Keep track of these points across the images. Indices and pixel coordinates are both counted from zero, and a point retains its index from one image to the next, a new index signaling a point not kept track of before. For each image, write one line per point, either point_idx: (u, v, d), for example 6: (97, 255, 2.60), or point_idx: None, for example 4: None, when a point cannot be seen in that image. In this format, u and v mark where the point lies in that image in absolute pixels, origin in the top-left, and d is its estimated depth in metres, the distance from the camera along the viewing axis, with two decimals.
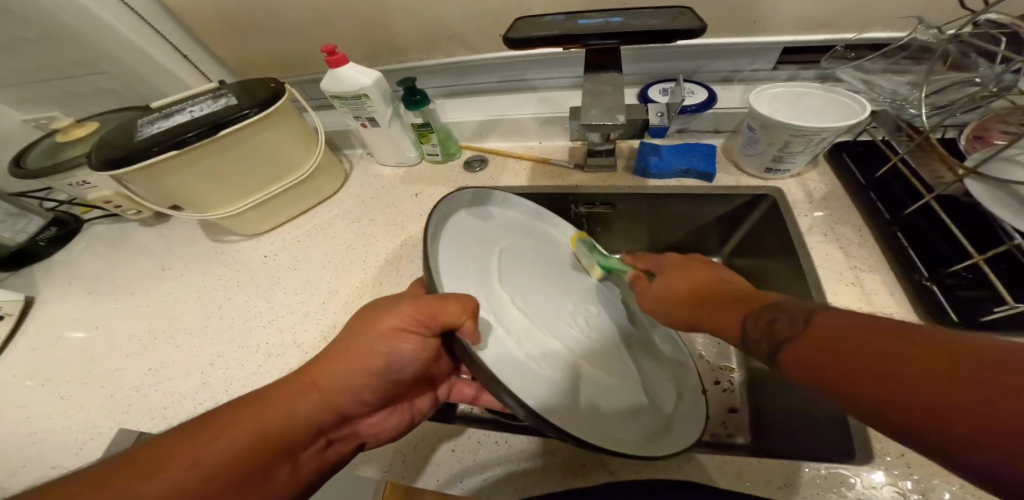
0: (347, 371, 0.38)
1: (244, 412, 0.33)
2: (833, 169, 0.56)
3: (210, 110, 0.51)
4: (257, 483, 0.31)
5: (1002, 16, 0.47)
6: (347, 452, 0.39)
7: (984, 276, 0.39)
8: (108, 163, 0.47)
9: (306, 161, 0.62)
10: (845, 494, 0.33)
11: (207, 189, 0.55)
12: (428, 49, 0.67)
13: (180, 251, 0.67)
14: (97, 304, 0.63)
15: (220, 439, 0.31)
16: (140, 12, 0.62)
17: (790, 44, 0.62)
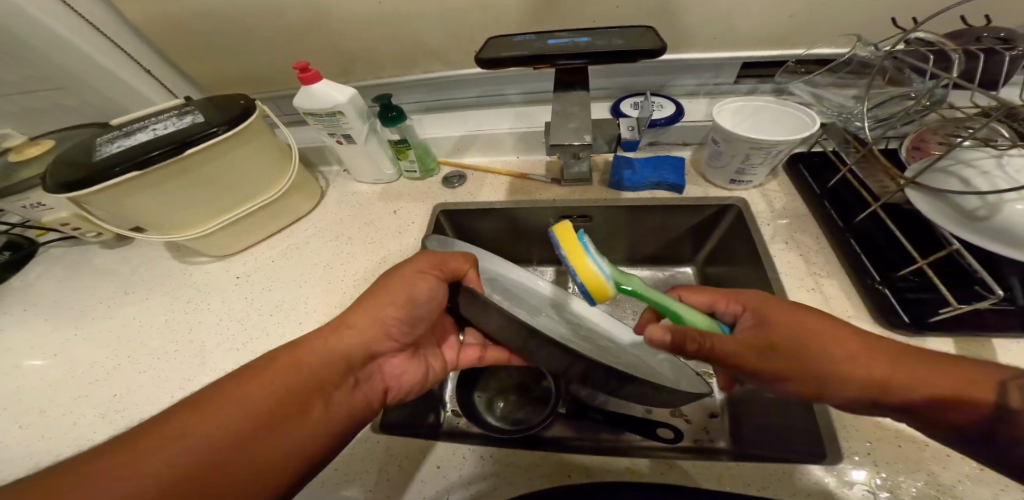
0: (368, 315, 0.42)
1: (279, 355, 0.36)
2: (791, 179, 0.60)
3: (174, 128, 0.49)
4: (296, 416, 0.34)
5: (928, 36, 0.52)
6: (378, 392, 0.41)
7: (928, 279, 0.43)
8: (66, 184, 0.45)
9: (279, 180, 0.61)
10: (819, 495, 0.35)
11: (174, 209, 0.53)
12: (404, 65, 0.68)
13: (146, 274, 0.64)
14: (57, 331, 0.59)
15: (263, 376, 0.34)
16: (102, 27, 0.60)
17: (748, 60, 0.66)
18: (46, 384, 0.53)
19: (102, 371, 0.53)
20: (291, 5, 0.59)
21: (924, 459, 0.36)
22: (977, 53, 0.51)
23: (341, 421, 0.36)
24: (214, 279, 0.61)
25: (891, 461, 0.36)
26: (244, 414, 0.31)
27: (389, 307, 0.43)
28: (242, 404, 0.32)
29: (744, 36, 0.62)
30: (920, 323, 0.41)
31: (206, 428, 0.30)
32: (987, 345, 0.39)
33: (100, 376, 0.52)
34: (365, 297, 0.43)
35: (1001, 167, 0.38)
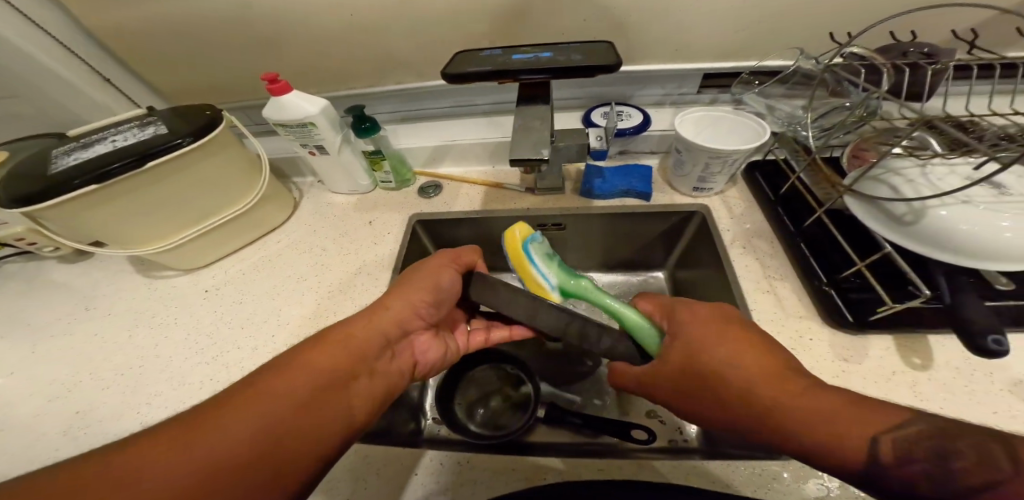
0: (402, 299, 0.42)
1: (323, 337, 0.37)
2: (749, 186, 0.64)
3: (135, 140, 0.48)
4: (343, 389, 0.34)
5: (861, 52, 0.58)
6: (407, 368, 0.42)
7: (868, 280, 0.47)
8: (19, 198, 0.43)
9: (248, 193, 0.60)
10: (776, 489, 0.38)
11: (138, 222, 0.51)
12: (377, 75, 0.68)
13: (108, 290, 0.62)
14: (9, 351, 0.56)
15: (312, 356, 0.34)
16: (56, 34, 0.58)
17: (708, 71, 0.69)
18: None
19: (60, 392, 0.50)
20: (259, 15, 0.58)
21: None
22: (904, 66, 0.57)
23: (381, 396, 0.37)
24: (181, 293, 0.60)
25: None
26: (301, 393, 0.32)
27: (417, 293, 0.43)
28: (297, 382, 0.32)
29: (703, 50, 0.66)
30: (862, 321, 0.44)
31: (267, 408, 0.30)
32: (921, 340, 0.43)
33: (58, 397, 0.50)
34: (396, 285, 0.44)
35: (923, 176, 0.43)
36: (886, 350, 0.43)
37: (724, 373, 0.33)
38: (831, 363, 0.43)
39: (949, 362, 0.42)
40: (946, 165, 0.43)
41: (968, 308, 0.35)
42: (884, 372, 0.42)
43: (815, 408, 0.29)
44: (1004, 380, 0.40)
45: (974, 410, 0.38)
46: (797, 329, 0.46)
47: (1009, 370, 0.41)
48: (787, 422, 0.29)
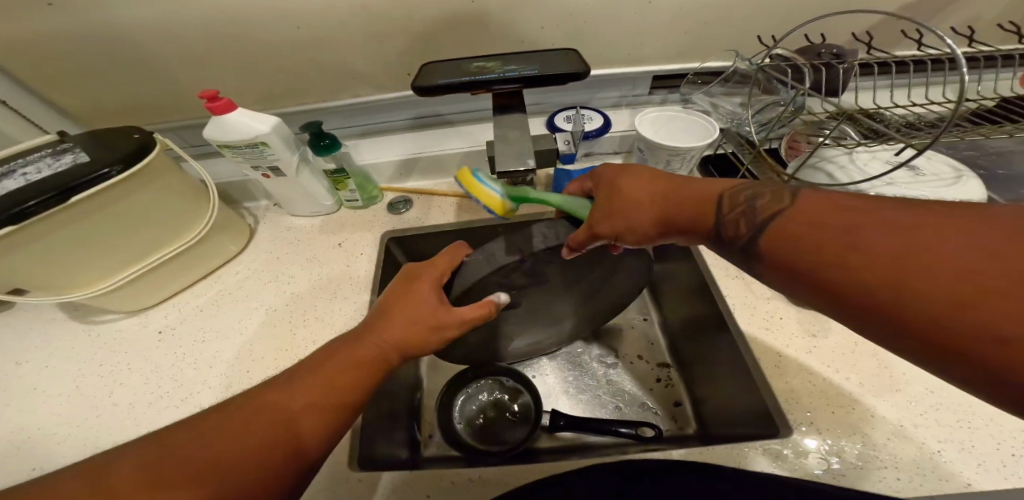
0: (416, 318, 0.38)
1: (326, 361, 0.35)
2: (705, 180, 0.69)
3: (51, 172, 0.41)
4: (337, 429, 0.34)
5: (787, 54, 0.63)
6: None
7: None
8: None
9: (194, 226, 0.54)
10: (781, 465, 0.40)
11: (65, 265, 0.44)
12: (332, 88, 0.65)
13: (29, 347, 0.53)
14: None
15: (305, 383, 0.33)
16: None
17: (657, 74, 0.74)
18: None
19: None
20: (193, 26, 0.53)
21: (855, 419, 0.42)
22: (820, 66, 0.63)
23: None
24: (129, 340, 0.52)
25: (833, 428, 0.42)
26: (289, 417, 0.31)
27: (429, 316, 0.39)
28: (290, 415, 0.31)
29: (652, 52, 0.70)
30: None
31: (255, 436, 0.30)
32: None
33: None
34: (408, 294, 0.39)
35: (851, 163, 0.50)
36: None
37: (637, 189, 0.39)
38: (803, 341, 0.49)
39: None
40: (867, 152, 0.50)
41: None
42: (849, 343, 0.49)
43: (704, 194, 0.37)
44: None
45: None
46: (769, 310, 0.52)
47: None
48: (679, 213, 0.37)
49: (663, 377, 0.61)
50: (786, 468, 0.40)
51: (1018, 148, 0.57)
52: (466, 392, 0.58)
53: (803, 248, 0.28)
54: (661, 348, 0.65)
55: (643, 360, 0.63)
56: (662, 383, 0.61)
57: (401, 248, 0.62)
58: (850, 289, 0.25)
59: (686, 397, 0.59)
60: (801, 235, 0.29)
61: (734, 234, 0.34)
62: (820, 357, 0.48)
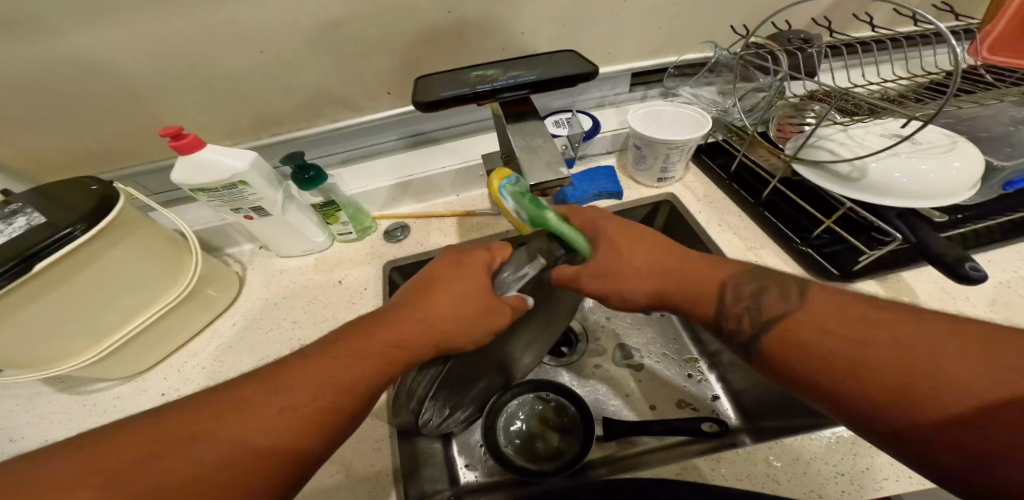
0: (450, 317, 0.37)
1: (340, 346, 0.33)
2: (700, 169, 0.69)
3: (3, 239, 0.37)
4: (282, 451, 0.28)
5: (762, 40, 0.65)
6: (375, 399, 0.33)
7: (837, 234, 0.54)
8: None
9: (174, 284, 0.50)
10: (861, 452, 0.39)
11: (36, 338, 0.41)
12: (308, 115, 0.61)
13: (12, 439, 0.47)
14: None
15: (339, 363, 0.32)
16: None
17: (637, 70, 0.73)
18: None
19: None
20: (146, 60, 0.48)
21: None
22: (794, 51, 0.65)
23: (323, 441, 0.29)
24: (128, 409, 0.49)
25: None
26: (307, 405, 0.29)
27: (470, 313, 0.37)
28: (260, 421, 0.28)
29: (629, 49, 0.69)
30: (847, 272, 0.51)
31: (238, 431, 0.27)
32: (895, 280, 0.51)
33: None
34: (438, 281, 0.38)
35: (850, 138, 0.51)
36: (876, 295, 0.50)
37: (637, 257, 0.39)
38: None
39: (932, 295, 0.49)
40: (861, 128, 0.52)
41: (933, 244, 0.44)
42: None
43: (693, 288, 0.38)
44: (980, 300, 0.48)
45: None
46: None
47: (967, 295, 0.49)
48: (676, 290, 0.38)
49: (693, 372, 0.61)
50: (866, 455, 0.39)
51: (984, 113, 0.61)
52: (501, 415, 0.54)
53: (814, 359, 0.30)
54: (686, 343, 0.64)
55: (667, 357, 0.62)
56: (694, 378, 0.60)
57: (400, 276, 0.59)
58: (874, 413, 0.28)
59: (719, 388, 0.59)
60: (808, 342, 0.31)
61: (745, 332, 0.35)
62: None
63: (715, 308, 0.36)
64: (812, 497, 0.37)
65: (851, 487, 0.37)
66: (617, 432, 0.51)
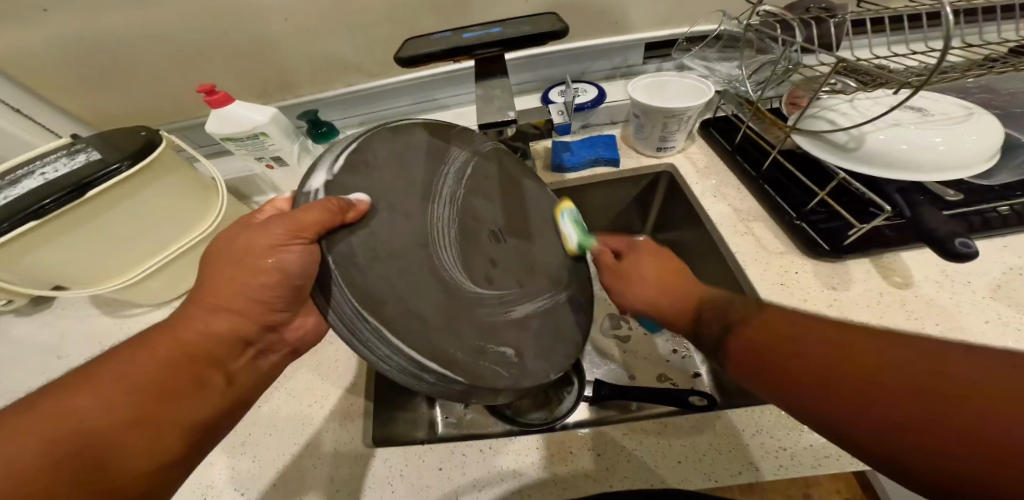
0: (254, 288, 0.33)
1: (155, 343, 0.31)
2: (707, 142, 0.68)
3: (66, 170, 0.44)
4: (193, 396, 0.31)
5: (775, 9, 0.63)
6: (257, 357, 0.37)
7: (833, 209, 0.53)
8: None
9: (202, 222, 0.57)
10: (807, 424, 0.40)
11: (87, 262, 0.48)
12: (326, 79, 0.66)
13: (74, 344, 0.58)
14: None
15: (195, 332, 0.32)
16: None
17: (648, 40, 0.72)
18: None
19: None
20: (182, 26, 0.54)
21: None
22: (811, 21, 0.62)
23: (229, 395, 0.34)
24: None
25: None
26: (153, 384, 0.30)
27: (270, 277, 0.32)
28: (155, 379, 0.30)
29: (640, 19, 0.69)
30: (838, 249, 0.49)
31: (130, 387, 0.29)
32: (890, 260, 0.49)
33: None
34: (224, 245, 0.34)
35: (853, 108, 0.49)
36: (865, 272, 0.48)
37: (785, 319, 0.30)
38: (823, 294, 0.47)
39: (928, 277, 0.47)
40: (868, 99, 0.50)
41: (928, 221, 0.42)
42: (873, 295, 0.46)
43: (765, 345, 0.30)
44: (982, 286, 0.46)
45: (949, 315, 0.44)
46: (782, 265, 0.50)
47: (966, 280, 0.47)
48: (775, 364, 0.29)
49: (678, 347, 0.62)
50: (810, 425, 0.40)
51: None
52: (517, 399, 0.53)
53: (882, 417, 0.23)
54: None
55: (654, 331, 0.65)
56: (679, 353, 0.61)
57: None
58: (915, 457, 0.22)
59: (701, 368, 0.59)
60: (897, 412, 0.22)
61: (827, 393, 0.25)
62: (842, 310, 0.45)
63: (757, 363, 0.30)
64: (747, 468, 0.38)
65: (789, 463, 0.38)
66: (603, 394, 0.52)
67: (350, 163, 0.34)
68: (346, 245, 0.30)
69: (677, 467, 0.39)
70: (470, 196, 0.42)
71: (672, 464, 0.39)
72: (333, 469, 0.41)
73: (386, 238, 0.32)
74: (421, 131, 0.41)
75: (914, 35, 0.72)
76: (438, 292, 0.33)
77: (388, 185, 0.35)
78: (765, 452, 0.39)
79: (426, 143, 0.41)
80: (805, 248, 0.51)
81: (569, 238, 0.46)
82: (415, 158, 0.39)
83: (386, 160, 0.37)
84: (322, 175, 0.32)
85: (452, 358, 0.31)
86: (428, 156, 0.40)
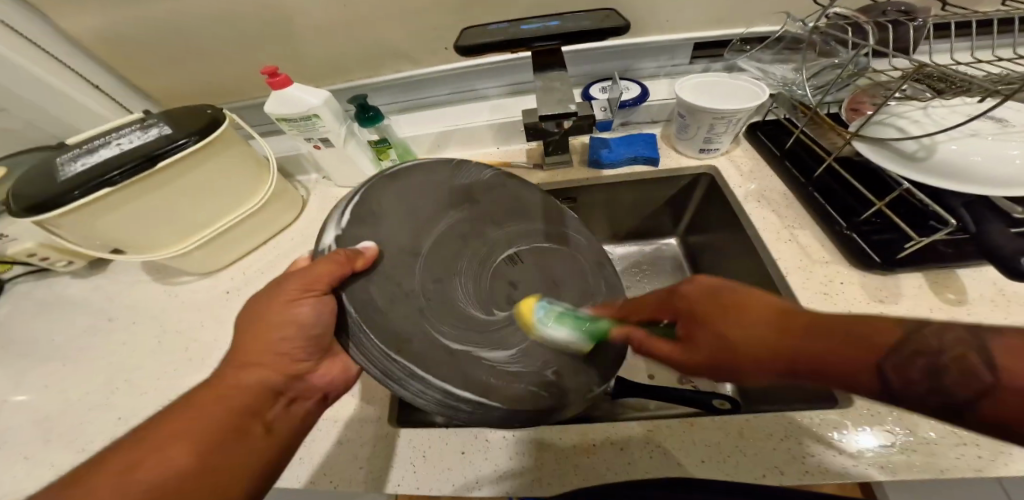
0: (277, 342, 0.36)
1: (195, 402, 0.32)
2: (753, 146, 0.65)
3: (140, 141, 0.48)
4: (238, 446, 0.32)
5: (846, 11, 0.59)
6: (300, 403, 0.38)
7: (889, 220, 0.50)
8: (36, 206, 0.44)
9: (251, 199, 0.61)
10: (838, 435, 0.38)
11: (147, 229, 0.52)
12: (374, 65, 0.68)
13: (128, 303, 0.62)
14: (37, 367, 0.56)
15: (233, 385, 0.34)
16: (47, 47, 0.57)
17: (699, 39, 0.70)
18: (32, 425, 0.50)
19: (94, 403, 0.51)
20: (248, 11, 0.57)
21: None
22: (886, 24, 0.58)
23: (277, 445, 0.34)
24: (205, 297, 0.61)
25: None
26: (202, 439, 0.30)
27: (290, 331, 0.36)
28: (198, 432, 0.30)
29: (693, 16, 0.67)
30: (890, 261, 0.47)
31: (176, 446, 0.29)
32: (947, 276, 0.46)
33: (95, 407, 0.50)
34: (260, 300, 0.38)
35: (926, 116, 0.46)
36: (917, 287, 0.45)
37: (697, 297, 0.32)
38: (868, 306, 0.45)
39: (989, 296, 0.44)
40: (946, 106, 0.46)
41: (994, 235, 0.39)
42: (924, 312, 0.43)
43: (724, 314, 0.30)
44: None
45: None
46: (827, 274, 0.48)
47: None
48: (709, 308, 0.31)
49: None
50: (841, 435, 0.38)
51: None
52: None
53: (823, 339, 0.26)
54: None
55: None
56: (703, 357, 0.61)
57: None
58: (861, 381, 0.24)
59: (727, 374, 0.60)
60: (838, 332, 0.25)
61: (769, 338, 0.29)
62: None
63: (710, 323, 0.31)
64: (771, 473, 0.37)
65: (814, 469, 0.36)
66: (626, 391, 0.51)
67: (355, 217, 0.39)
68: (366, 295, 0.35)
69: (699, 467, 0.38)
70: (473, 222, 0.46)
71: (692, 463, 0.38)
72: (359, 446, 0.43)
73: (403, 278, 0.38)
74: (417, 169, 0.46)
75: (997, 42, 0.66)
76: (462, 323, 0.38)
77: (390, 229, 0.40)
78: (792, 459, 0.37)
79: (420, 178, 0.45)
80: (854, 259, 0.48)
81: (551, 333, 0.39)
82: (412, 197, 0.44)
83: (385, 207, 0.41)
84: (333, 229, 0.38)
85: (490, 387, 0.36)
86: (427, 190, 0.45)
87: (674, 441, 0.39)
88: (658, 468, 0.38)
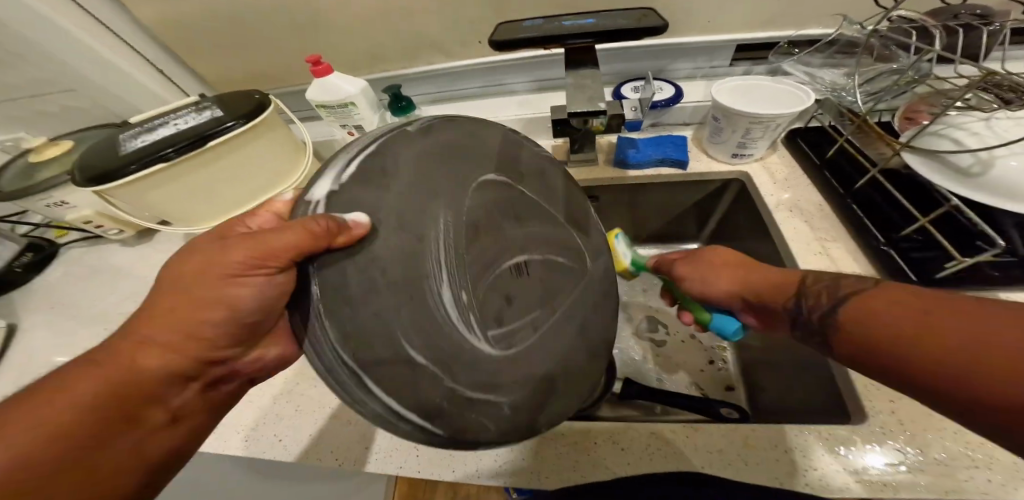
0: (198, 322, 0.31)
1: (78, 375, 0.29)
2: (791, 153, 0.62)
3: (194, 122, 0.52)
4: (127, 435, 0.29)
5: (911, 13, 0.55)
6: (220, 385, 0.36)
7: (932, 237, 0.46)
8: (100, 178, 0.48)
9: (286, 181, 0.64)
10: (845, 450, 0.36)
11: (191, 203, 0.56)
12: (410, 57, 0.70)
13: None
14: (88, 325, 0.62)
15: (129, 364, 0.30)
16: (117, 32, 0.63)
17: (740, 41, 0.68)
18: None
19: None
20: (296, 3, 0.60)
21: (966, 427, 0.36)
22: (955, 28, 0.54)
23: (180, 437, 0.32)
24: None
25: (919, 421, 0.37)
26: (73, 429, 0.27)
27: (216, 310, 0.32)
28: (73, 418, 0.27)
29: (737, 17, 0.64)
30: (927, 279, 0.44)
31: (38, 431, 0.26)
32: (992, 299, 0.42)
33: None
34: (194, 255, 0.33)
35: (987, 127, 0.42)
36: None
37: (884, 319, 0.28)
38: None
39: None
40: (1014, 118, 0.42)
41: None
42: None
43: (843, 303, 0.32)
44: None
45: None
46: None
47: None
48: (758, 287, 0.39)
49: (716, 359, 0.60)
50: (853, 451, 0.36)
51: None
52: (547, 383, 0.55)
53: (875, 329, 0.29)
54: None
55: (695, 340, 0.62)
56: (715, 365, 0.59)
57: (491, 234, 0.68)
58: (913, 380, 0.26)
59: (736, 380, 0.57)
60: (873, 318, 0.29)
61: (819, 318, 0.34)
62: None
63: (793, 298, 0.36)
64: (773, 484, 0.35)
65: (815, 483, 0.35)
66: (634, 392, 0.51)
67: (362, 173, 0.31)
68: (341, 277, 0.28)
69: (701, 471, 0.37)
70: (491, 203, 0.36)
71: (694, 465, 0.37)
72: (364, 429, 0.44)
73: (391, 266, 0.29)
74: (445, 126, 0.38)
75: None
76: (433, 324, 0.29)
77: (398, 194, 0.31)
78: (796, 470, 0.36)
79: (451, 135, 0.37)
80: (887, 274, 0.45)
81: (622, 255, 0.50)
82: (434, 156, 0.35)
83: (409, 163, 0.33)
84: (327, 183, 0.30)
85: (439, 412, 0.29)
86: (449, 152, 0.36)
87: (678, 445, 0.38)
88: (656, 466, 0.38)
